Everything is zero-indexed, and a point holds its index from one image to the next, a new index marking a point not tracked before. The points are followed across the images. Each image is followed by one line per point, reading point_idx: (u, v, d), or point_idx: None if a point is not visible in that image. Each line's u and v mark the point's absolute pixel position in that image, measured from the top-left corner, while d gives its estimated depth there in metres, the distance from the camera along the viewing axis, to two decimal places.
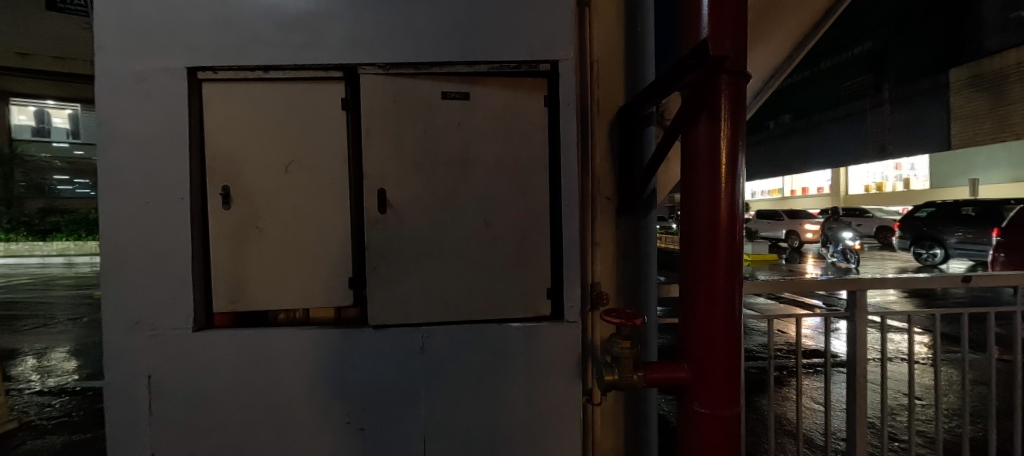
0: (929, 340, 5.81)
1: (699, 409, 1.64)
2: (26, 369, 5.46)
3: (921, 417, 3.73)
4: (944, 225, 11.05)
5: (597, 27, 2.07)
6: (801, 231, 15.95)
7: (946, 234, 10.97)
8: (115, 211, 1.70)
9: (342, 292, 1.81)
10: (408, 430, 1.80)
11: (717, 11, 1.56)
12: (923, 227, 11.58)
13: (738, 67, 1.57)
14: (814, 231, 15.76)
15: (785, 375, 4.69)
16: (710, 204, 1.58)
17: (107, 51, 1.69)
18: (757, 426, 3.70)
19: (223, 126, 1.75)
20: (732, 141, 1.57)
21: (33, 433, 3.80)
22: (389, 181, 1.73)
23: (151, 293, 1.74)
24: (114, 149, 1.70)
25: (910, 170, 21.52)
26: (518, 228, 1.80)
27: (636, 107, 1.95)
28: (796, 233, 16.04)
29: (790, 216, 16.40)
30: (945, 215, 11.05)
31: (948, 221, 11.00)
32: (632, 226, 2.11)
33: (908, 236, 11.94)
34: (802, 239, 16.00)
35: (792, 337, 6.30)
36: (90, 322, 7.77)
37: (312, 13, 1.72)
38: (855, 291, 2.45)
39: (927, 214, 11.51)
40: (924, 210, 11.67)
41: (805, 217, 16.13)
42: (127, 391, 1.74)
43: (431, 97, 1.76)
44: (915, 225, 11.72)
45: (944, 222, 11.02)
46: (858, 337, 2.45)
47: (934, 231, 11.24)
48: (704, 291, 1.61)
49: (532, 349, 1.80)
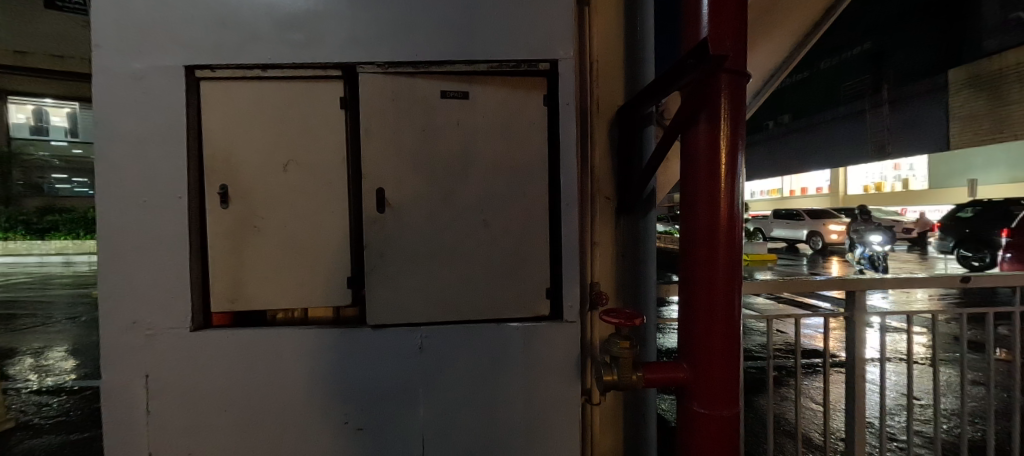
0: (928, 341, 5.80)
1: (699, 410, 1.63)
2: (23, 369, 5.42)
3: (920, 418, 3.72)
4: (989, 226, 10.52)
5: (597, 25, 2.07)
6: (825, 232, 15.02)
7: (995, 235, 10.38)
8: (113, 211, 1.70)
9: (340, 293, 1.80)
10: (406, 430, 1.80)
11: (716, 11, 1.56)
12: (967, 229, 11.02)
13: (739, 67, 1.57)
14: (838, 231, 14.84)
15: (784, 375, 4.70)
16: (710, 205, 1.58)
17: (104, 50, 1.68)
18: (757, 426, 3.70)
19: (221, 125, 1.74)
20: (732, 140, 1.57)
21: (31, 432, 3.79)
22: (388, 181, 1.73)
23: (148, 294, 1.73)
24: (112, 149, 1.69)
25: (909, 170, 21.68)
26: (517, 228, 1.79)
27: (636, 106, 1.95)
28: (819, 233, 15.17)
29: (814, 215, 15.54)
30: (993, 216, 10.46)
31: (997, 221, 10.36)
32: (632, 227, 2.11)
33: (953, 237, 11.35)
34: (826, 239, 15.11)
35: (790, 336, 6.33)
36: (87, 322, 7.70)
37: (310, 12, 1.71)
38: (854, 291, 2.44)
39: (973, 215, 10.94)
40: (970, 209, 11.09)
41: (829, 216, 15.14)
42: (126, 391, 1.74)
43: (431, 96, 1.75)
44: (959, 226, 11.18)
45: (993, 222, 10.43)
46: (857, 338, 2.44)
47: (981, 233, 10.66)
48: (703, 291, 1.60)
49: (530, 350, 1.79)
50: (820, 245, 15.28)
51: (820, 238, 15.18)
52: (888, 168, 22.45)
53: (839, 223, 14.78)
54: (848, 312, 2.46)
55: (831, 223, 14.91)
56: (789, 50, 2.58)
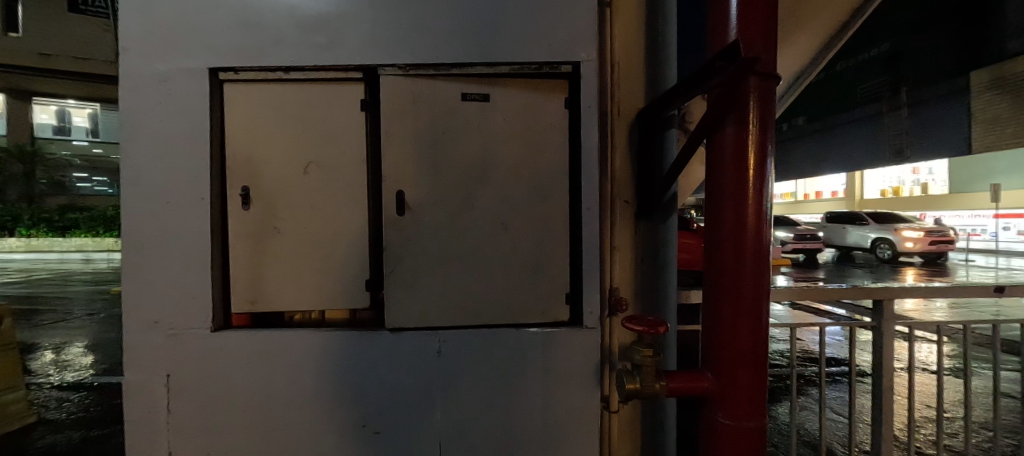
0: (955, 352, 5.65)
1: (723, 421, 1.59)
2: (46, 362, 5.60)
3: (949, 431, 3.61)
4: None
5: (619, 27, 2.03)
6: (898, 239, 13.80)
7: None
8: (135, 210, 1.71)
9: (359, 295, 1.79)
10: (422, 434, 1.78)
11: (747, 12, 1.52)
12: None
13: (769, 70, 1.53)
14: (914, 238, 13.60)
15: (806, 385, 4.63)
16: (737, 211, 1.53)
17: (131, 53, 1.70)
18: (778, 436, 3.65)
19: (244, 126, 1.75)
20: (762, 145, 1.52)
21: (52, 426, 3.88)
22: (408, 183, 1.72)
23: (168, 294, 1.74)
24: (136, 149, 1.71)
25: (927, 173, 20.96)
26: (538, 231, 1.77)
27: (658, 110, 1.89)
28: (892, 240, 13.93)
29: (881, 220, 14.47)
30: None
31: None
32: (651, 233, 2.04)
33: None
34: (897, 247, 13.87)
35: (811, 345, 6.20)
36: (108, 317, 7.97)
37: (332, 14, 1.71)
38: (883, 300, 2.37)
39: None
40: None
41: (902, 223, 13.95)
42: (145, 389, 1.75)
43: (452, 98, 1.74)
44: None
45: None
46: (886, 347, 2.36)
47: None
48: (730, 297, 1.56)
49: (549, 355, 1.77)
50: (890, 254, 14.08)
51: (891, 245, 14.00)
52: (908, 172, 21.96)
53: (915, 229, 13.57)
54: (875, 321, 2.40)
55: (905, 230, 13.72)
56: (832, 33, 2.45)
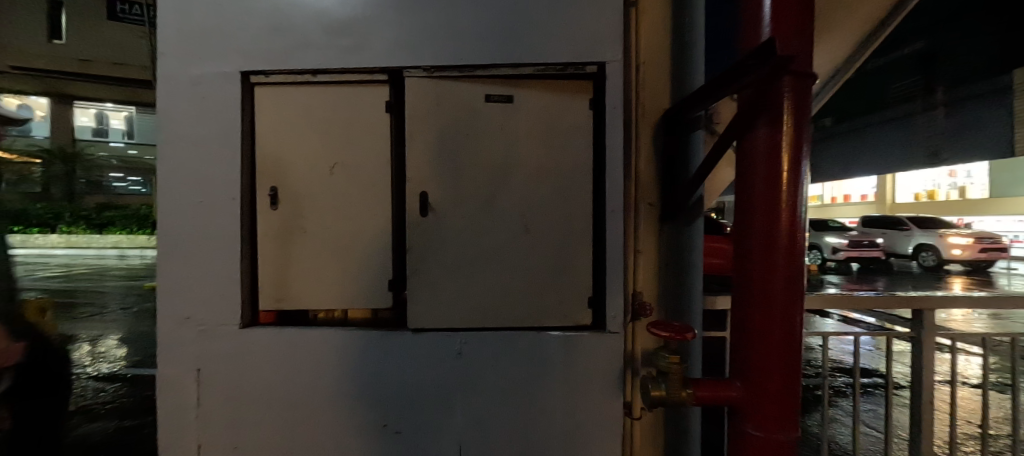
0: (999, 366, 5.38)
1: (752, 432, 1.54)
2: (83, 353, 5.82)
3: (995, 449, 3.43)
4: None
5: (645, 27, 2.00)
6: (945, 246, 13.21)
7: None
8: (169, 209, 1.76)
9: (382, 294, 1.79)
10: (442, 435, 1.78)
11: (781, 9, 1.47)
12: None
13: (805, 69, 1.47)
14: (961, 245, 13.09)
15: (837, 396, 4.47)
16: (768, 215, 1.49)
17: (167, 57, 1.75)
18: (808, 449, 3.52)
19: (272, 127, 1.79)
20: (796, 146, 1.47)
21: (89, 416, 4.03)
22: (432, 184, 1.73)
23: (199, 291, 1.78)
24: (170, 150, 1.76)
25: (965, 177, 20.08)
26: (561, 233, 1.76)
27: (683, 111, 1.86)
28: (938, 247, 13.31)
29: (923, 226, 13.85)
30: None
31: None
32: (677, 237, 2.00)
33: None
34: (944, 254, 13.27)
35: (841, 355, 6.00)
36: (140, 311, 8.24)
37: (357, 17, 1.73)
38: (923, 310, 2.26)
39: None
40: None
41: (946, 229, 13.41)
42: (176, 383, 1.80)
43: (475, 100, 1.73)
44: None
45: None
46: (926, 359, 2.25)
47: None
48: (761, 303, 1.51)
49: (571, 359, 1.75)
50: (935, 261, 13.44)
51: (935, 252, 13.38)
52: (944, 175, 21.08)
53: (962, 235, 13.09)
54: (915, 331, 2.29)
55: (951, 237, 13.17)
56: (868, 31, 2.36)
